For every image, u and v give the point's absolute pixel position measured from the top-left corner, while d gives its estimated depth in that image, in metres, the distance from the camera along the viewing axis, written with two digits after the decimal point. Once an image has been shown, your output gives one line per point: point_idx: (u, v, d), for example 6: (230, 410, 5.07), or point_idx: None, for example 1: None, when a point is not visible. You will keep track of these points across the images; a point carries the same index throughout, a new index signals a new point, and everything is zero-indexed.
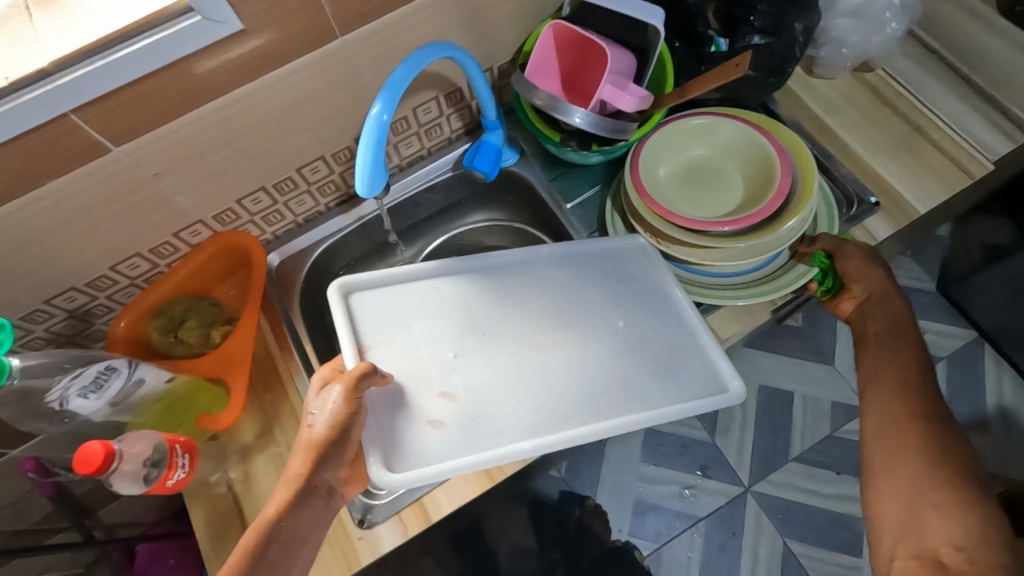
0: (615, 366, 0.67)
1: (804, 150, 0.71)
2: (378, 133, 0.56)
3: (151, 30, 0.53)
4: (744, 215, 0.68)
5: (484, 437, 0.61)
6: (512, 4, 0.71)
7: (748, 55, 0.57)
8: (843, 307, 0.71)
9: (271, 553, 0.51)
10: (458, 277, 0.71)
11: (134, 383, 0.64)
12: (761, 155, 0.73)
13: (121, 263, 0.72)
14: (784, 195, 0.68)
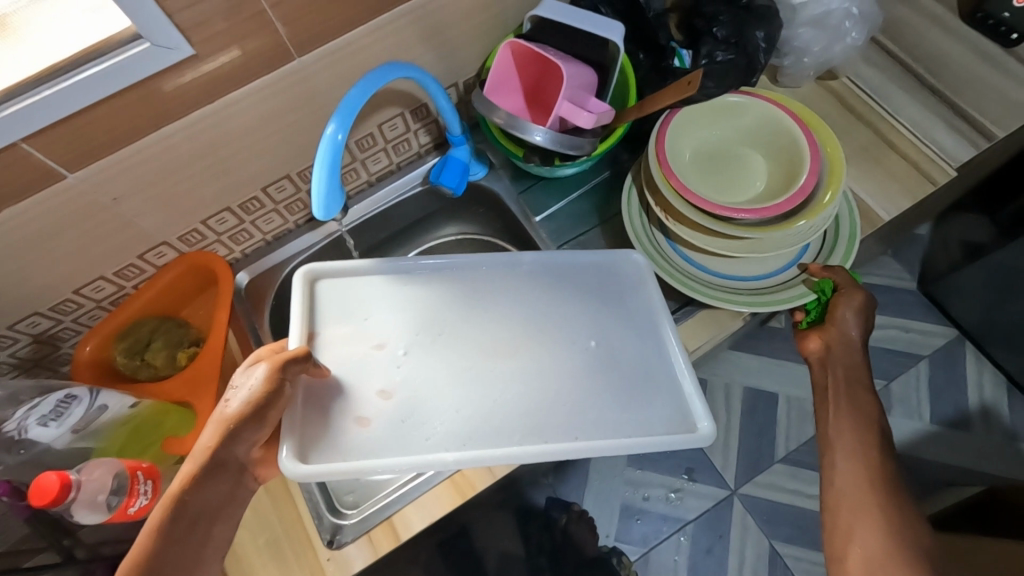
0: (566, 381, 0.66)
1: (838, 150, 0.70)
2: (334, 153, 0.56)
3: (100, 58, 0.52)
4: (765, 206, 0.67)
5: (410, 440, 0.61)
6: (471, 20, 0.71)
7: (700, 72, 0.58)
8: (808, 344, 0.66)
9: (175, 529, 0.51)
10: (421, 273, 0.71)
11: (97, 409, 0.64)
12: (789, 144, 0.72)
13: (85, 286, 0.72)
14: (806, 190, 0.68)
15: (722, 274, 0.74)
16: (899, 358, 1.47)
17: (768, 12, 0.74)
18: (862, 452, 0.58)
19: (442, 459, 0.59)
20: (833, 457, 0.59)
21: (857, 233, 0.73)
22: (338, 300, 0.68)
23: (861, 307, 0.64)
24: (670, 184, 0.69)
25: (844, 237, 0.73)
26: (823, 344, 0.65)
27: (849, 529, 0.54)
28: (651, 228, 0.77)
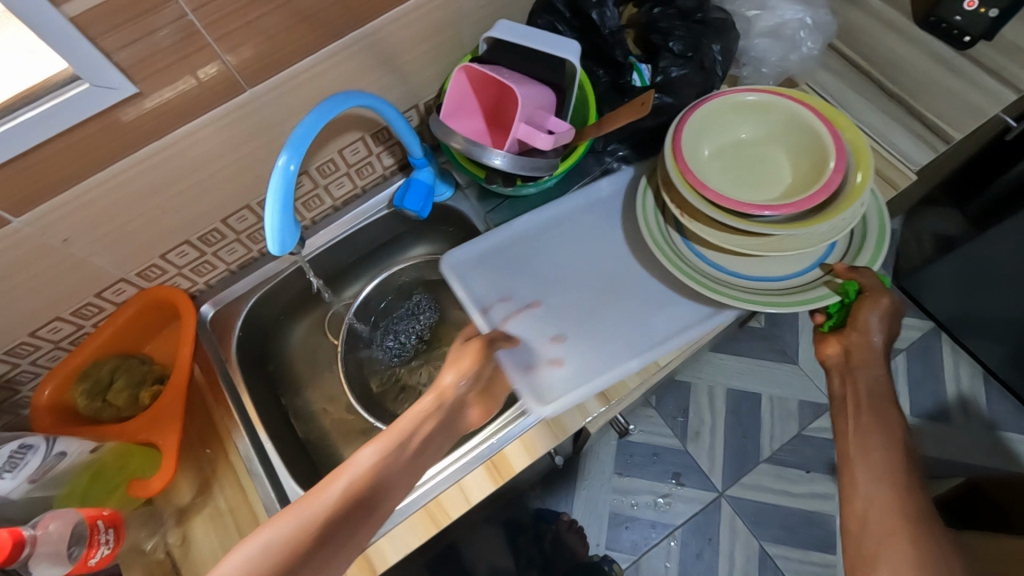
0: (654, 291, 0.76)
1: (867, 150, 0.63)
2: (287, 184, 0.55)
3: (36, 101, 0.51)
4: (789, 202, 0.60)
5: (603, 358, 0.73)
6: (425, 45, 0.71)
7: (651, 93, 0.58)
8: (827, 348, 0.64)
9: (346, 500, 0.58)
10: (531, 233, 0.81)
11: (55, 457, 0.62)
12: (815, 141, 0.66)
13: (41, 328, 0.70)
14: (832, 188, 0.61)
15: (739, 274, 0.69)
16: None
17: (723, 26, 0.75)
18: (869, 467, 0.58)
19: (628, 368, 0.71)
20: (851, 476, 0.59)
21: (884, 231, 0.67)
22: (481, 278, 0.78)
23: (887, 313, 0.61)
24: (682, 179, 0.64)
25: (873, 236, 0.67)
26: (842, 349, 0.63)
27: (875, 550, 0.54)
28: (665, 227, 0.72)
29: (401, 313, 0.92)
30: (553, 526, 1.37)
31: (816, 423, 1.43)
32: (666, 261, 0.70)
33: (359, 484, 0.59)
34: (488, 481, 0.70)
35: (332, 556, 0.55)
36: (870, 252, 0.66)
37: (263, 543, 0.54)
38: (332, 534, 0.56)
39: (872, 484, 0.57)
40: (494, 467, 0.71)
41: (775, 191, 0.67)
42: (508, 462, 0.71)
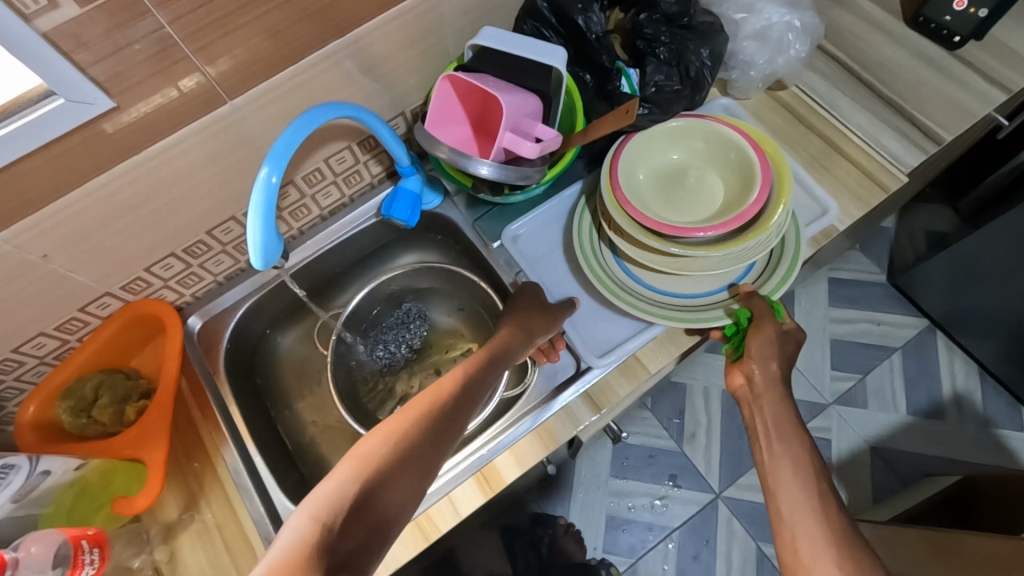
0: None
1: (787, 181, 0.70)
2: (269, 197, 0.54)
3: (8, 117, 0.49)
4: (710, 225, 0.68)
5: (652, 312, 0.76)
6: (408, 52, 0.70)
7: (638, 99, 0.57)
8: (733, 375, 0.68)
9: (441, 403, 0.59)
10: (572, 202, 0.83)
11: (38, 476, 0.61)
12: (746, 167, 0.72)
13: (25, 344, 0.69)
14: (749, 216, 0.68)
15: (655, 289, 0.75)
16: (871, 352, 1.48)
17: (711, 30, 0.74)
18: (812, 476, 0.59)
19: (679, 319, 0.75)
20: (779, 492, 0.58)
21: (799, 253, 0.73)
22: (537, 269, 0.79)
23: (771, 338, 0.67)
24: (612, 196, 0.72)
25: (788, 258, 0.73)
26: (745, 378, 0.66)
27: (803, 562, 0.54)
28: (599, 243, 0.78)
29: (392, 322, 0.91)
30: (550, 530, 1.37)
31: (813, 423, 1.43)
32: (592, 272, 0.75)
33: (450, 393, 0.60)
34: (477, 492, 0.69)
35: (441, 448, 0.56)
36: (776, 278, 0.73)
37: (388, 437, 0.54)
38: (438, 431, 0.57)
39: (803, 490, 0.58)
40: (484, 478, 0.70)
41: (699, 212, 0.74)
42: (499, 473, 0.70)
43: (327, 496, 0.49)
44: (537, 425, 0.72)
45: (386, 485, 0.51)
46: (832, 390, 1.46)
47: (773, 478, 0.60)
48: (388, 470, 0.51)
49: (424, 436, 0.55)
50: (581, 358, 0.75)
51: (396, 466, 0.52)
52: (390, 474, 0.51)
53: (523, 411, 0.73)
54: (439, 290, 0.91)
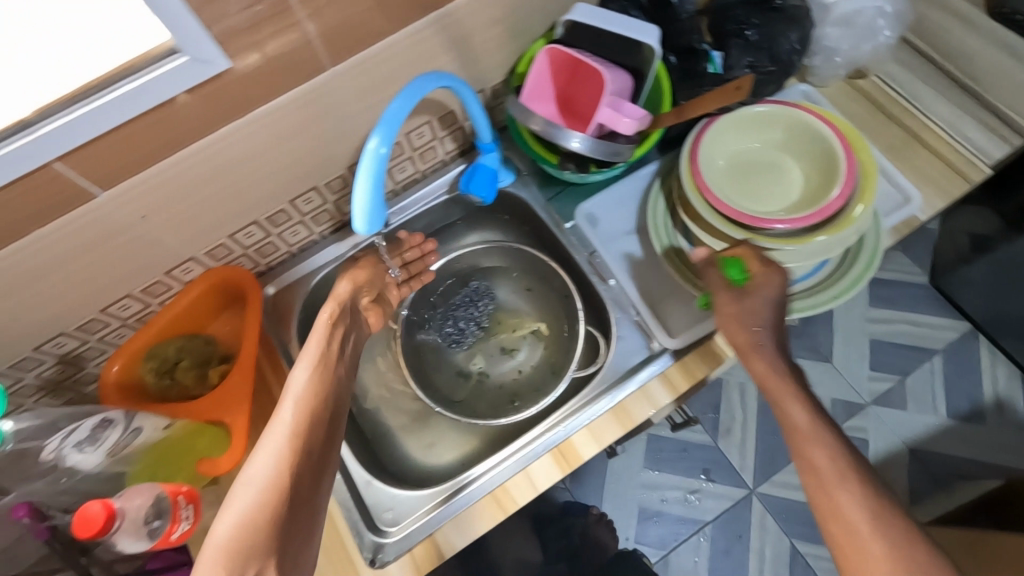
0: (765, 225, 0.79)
1: (873, 176, 0.69)
2: (380, 168, 0.54)
3: (134, 74, 0.50)
4: (794, 217, 0.68)
5: None
6: (500, 25, 0.70)
7: (753, 78, 0.56)
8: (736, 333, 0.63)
9: (306, 405, 0.58)
10: (645, 185, 0.82)
11: (131, 433, 0.62)
12: (829, 161, 0.71)
13: (112, 305, 0.71)
14: (829, 212, 0.68)
15: None
16: (913, 354, 1.46)
17: (802, 13, 0.73)
18: None
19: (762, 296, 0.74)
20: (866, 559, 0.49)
21: (877, 253, 0.72)
22: (610, 250, 0.79)
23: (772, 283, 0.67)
24: (691, 179, 0.72)
25: (865, 255, 0.72)
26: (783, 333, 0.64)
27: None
28: (671, 228, 0.78)
29: (458, 299, 0.91)
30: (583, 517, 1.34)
31: (851, 423, 1.42)
32: (665, 259, 0.75)
33: (311, 392, 0.59)
34: (555, 469, 0.70)
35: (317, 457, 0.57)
36: (859, 273, 0.71)
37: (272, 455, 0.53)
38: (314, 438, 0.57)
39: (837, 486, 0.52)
40: (561, 454, 0.71)
41: (777, 203, 0.73)
42: (576, 450, 0.71)
43: (233, 525, 0.48)
44: (615, 404, 0.72)
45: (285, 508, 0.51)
46: (870, 390, 1.44)
47: (841, 535, 0.51)
48: (285, 494, 0.51)
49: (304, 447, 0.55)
50: (656, 338, 0.74)
51: (292, 486, 0.52)
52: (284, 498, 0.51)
53: (598, 391, 0.73)
54: (506, 270, 0.92)
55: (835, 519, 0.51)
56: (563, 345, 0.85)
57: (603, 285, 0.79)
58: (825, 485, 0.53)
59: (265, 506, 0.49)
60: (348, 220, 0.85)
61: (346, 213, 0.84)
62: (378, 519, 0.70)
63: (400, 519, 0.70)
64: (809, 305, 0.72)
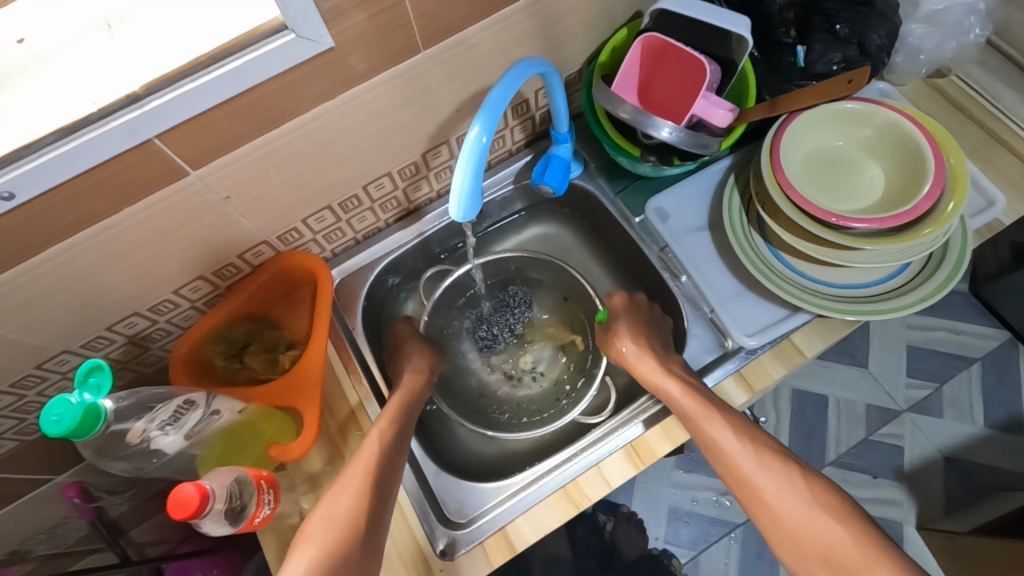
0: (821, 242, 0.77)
1: (965, 176, 0.66)
2: (479, 157, 0.53)
3: (241, 50, 0.49)
4: (878, 216, 0.65)
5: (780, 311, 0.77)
6: (586, 12, 0.68)
7: (869, 70, 0.57)
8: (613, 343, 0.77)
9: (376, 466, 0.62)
10: (720, 181, 0.81)
11: (210, 416, 0.61)
12: (915, 159, 0.69)
13: (183, 287, 0.70)
14: (918, 212, 0.65)
15: (806, 276, 0.73)
16: (949, 360, 1.41)
17: (890, 10, 0.71)
18: None
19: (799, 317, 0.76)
20: (774, 515, 0.58)
21: (965, 258, 0.69)
22: (682, 246, 0.78)
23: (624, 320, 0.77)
24: (772, 173, 0.71)
25: (952, 259, 0.69)
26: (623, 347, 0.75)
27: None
28: (747, 225, 0.76)
29: (494, 304, 0.90)
30: (611, 517, 1.33)
31: (885, 429, 1.38)
32: (743, 256, 0.74)
33: (381, 454, 0.64)
34: (628, 466, 0.69)
35: (380, 514, 0.60)
36: (944, 278, 0.69)
37: (334, 511, 0.58)
38: (378, 495, 0.60)
39: (771, 486, 0.59)
40: (634, 451, 0.70)
41: (860, 202, 0.71)
42: (650, 448, 0.70)
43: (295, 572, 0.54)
44: None
45: (343, 562, 0.55)
46: (906, 397, 1.40)
47: (779, 534, 0.58)
48: (343, 549, 0.55)
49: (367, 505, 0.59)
50: (730, 336, 0.74)
51: (360, 524, 0.57)
52: (342, 551, 0.55)
53: None
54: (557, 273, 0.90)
55: (748, 493, 0.60)
56: None
57: (675, 281, 0.79)
58: (733, 462, 0.62)
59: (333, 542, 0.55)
60: (413, 208, 0.84)
61: (412, 201, 0.83)
62: (446, 510, 0.70)
63: (470, 512, 0.70)
64: (893, 308, 0.69)
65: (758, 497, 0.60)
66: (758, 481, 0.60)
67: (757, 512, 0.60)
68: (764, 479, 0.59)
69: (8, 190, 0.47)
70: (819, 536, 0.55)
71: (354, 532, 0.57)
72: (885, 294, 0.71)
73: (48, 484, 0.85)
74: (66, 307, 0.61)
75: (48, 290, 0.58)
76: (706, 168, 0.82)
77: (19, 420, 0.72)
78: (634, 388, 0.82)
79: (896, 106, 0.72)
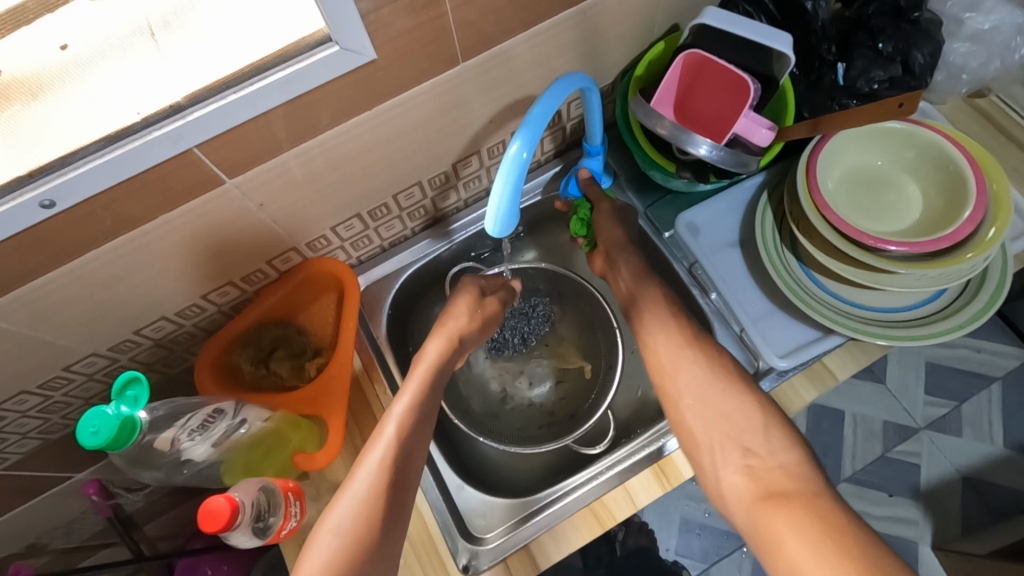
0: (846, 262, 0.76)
1: (1009, 200, 0.65)
2: (520, 173, 0.52)
3: (285, 62, 0.49)
4: (917, 240, 0.64)
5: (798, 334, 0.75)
6: (627, 25, 0.67)
7: (922, 95, 0.54)
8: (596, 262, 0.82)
9: (393, 458, 0.59)
10: (750, 198, 0.80)
11: (236, 424, 0.61)
12: (956, 182, 0.67)
13: (212, 292, 0.70)
14: (960, 236, 0.64)
15: (839, 297, 0.72)
16: (970, 379, 1.39)
17: (934, 29, 0.70)
18: None
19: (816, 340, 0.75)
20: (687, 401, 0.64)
21: (1005, 285, 0.67)
22: (714, 263, 0.77)
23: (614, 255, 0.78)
24: (808, 190, 0.70)
25: (991, 285, 0.68)
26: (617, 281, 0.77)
27: (781, 539, 0.52)
28: (781, 244, 0.75)
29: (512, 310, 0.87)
30: (622, 527, 1.31)
31: (903, 446, 1.36)
32: (776, 277, 0.72)
33: (401, 440, 0.60)
34: (656, 486, 0.68)
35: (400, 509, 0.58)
36: (983, 304, 0.67)
37: (353, 512, 0.56)
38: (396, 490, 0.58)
39: (688, 362, 0.65)
40: (661, 471, 0.69)
41: (898, 224, 0.70)
42: (677, 469, 0.69)
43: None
44: None
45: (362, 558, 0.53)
46: (925, 414, 1.38)
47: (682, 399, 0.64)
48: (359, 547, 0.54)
49: (383, 506, 0.56)
50: (762, 357, 0.73)
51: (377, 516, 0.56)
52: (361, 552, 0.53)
53: None
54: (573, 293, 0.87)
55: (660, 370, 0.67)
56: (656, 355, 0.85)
57: (705, 297, 0.78)
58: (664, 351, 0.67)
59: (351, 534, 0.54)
60: (439, 216, 0.83)
61: (439, 209, 0.82)
62: (469, 525, 0.69)
63: (494, 527, 0.69)
64: (929, 334, 0.68)
65: (677, 394, 0.65)
66: (676, 374, 0.65)
67: (670, 401, 0.65)
68: (681, 364, 0.65)
69: (49, 198, 0.47)
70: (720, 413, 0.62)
71: (370, 532, 0.55)
72: (921, 319, 0.69)
73: (68, 481, 0.85)
74: (97, 311, 0.61)
75: (81, 295, 0.58)
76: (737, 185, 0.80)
77: (43, 420, 0.72)
78: (656, 405, 0.82)
79: (940, 128, 0.70)
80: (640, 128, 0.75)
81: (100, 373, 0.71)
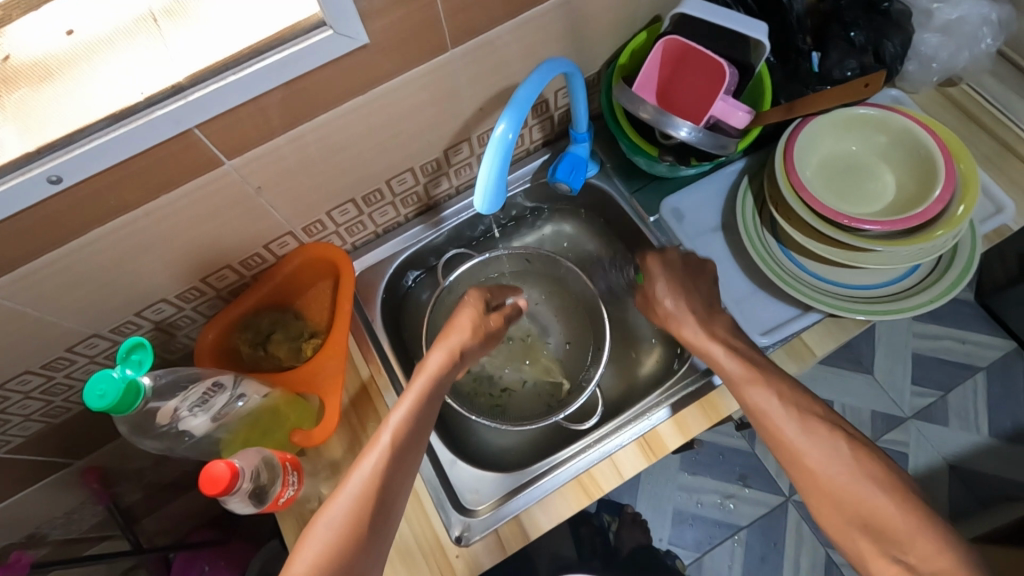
0: None
1: (975, 180, 0.68)
2: (504, 151, 0.55)
3: (281, 45, 0.51)
4: (891, 218, 0.66)
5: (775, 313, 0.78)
6: (611, 15, 0.70)
7: (884, 75, 0.59)
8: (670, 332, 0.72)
9: (386, 466, 0.59)
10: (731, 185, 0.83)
11: (235, 399, 0.63)
12: (927, 165, 0.70)
13: (211, 275, 0.72)
14: (929, 215, 0.66)
15: (817, 277, 0.75)
16: (956, 368, 1.41)
17: (904, 21, 0.74)
18: None
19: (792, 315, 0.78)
20: (806, 471, 0.57)
21: (973, 262, 0.70)
22: (698, 247, 0.80)
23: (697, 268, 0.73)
24: (785, 171, 0.72)
25: (960, 263, 0.71)
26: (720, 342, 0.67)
27: None
28: (760, 226, 0.78)
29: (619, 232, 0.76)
30: (615, 517, 1.33)
31: (890, 435, 1.38)
32: (755, 257, 0.75)
33: (397, 446, 0.60)
34: (641, 458, 0.71)
35: (382, 532, 0.58)
36: (953, 282, 0.70)
37: (337, 514, 0.56)
38: (380, 504, 0.58)
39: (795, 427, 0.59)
40: (647, 444, 0.71)
41: (874, 207, 0.73)
42: (662, 441, 0.71)
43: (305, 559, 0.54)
44: (701, 397, 0.73)
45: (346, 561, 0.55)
46: (911, 404, 1.41)
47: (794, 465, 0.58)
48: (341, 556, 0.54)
49: (370, 511, 0.57)
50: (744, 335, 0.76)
51: (363, 524, 0.56)
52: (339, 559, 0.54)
53: (685, 379, 0.74)
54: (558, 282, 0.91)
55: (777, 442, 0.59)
56: (643, 338, 0.87)
57: None
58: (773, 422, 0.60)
59: (340, 533, 0.55)
60: (432, 204, 0.86)
61: (431, 197, 0.85)
62: (462, 499, 0.71)
63: (485, 500, 0.71)
64: (902, 309, 0.70)
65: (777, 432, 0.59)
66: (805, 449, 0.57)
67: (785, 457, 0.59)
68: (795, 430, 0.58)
69: (56, 173, 0.49)
70: (846, 497, 0.55)
71: (353, 541, 0.55)
72: (893, 296, 0.72)
73: (65, 469, 0.84)
74: (100, 291, 0.63)
75: (86, 273, 0.60)
76: (717, 173, 0.84)
77: (45, 403, 0.73)
78: (641, 386, 0.84)
79: (914, 114, 0.73)
80: (625, 116, 0.78)
81: (101, 356, 0.73)
